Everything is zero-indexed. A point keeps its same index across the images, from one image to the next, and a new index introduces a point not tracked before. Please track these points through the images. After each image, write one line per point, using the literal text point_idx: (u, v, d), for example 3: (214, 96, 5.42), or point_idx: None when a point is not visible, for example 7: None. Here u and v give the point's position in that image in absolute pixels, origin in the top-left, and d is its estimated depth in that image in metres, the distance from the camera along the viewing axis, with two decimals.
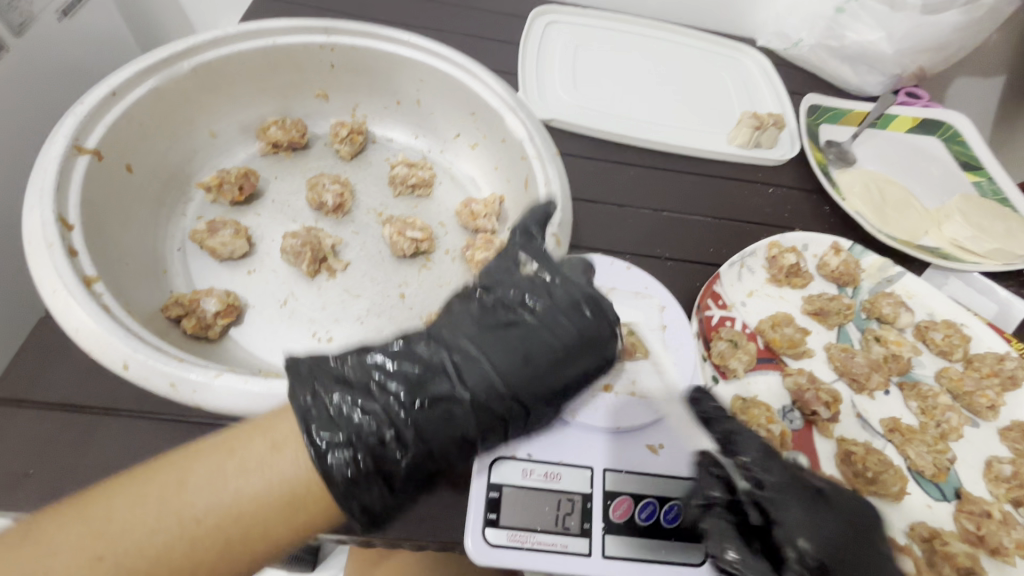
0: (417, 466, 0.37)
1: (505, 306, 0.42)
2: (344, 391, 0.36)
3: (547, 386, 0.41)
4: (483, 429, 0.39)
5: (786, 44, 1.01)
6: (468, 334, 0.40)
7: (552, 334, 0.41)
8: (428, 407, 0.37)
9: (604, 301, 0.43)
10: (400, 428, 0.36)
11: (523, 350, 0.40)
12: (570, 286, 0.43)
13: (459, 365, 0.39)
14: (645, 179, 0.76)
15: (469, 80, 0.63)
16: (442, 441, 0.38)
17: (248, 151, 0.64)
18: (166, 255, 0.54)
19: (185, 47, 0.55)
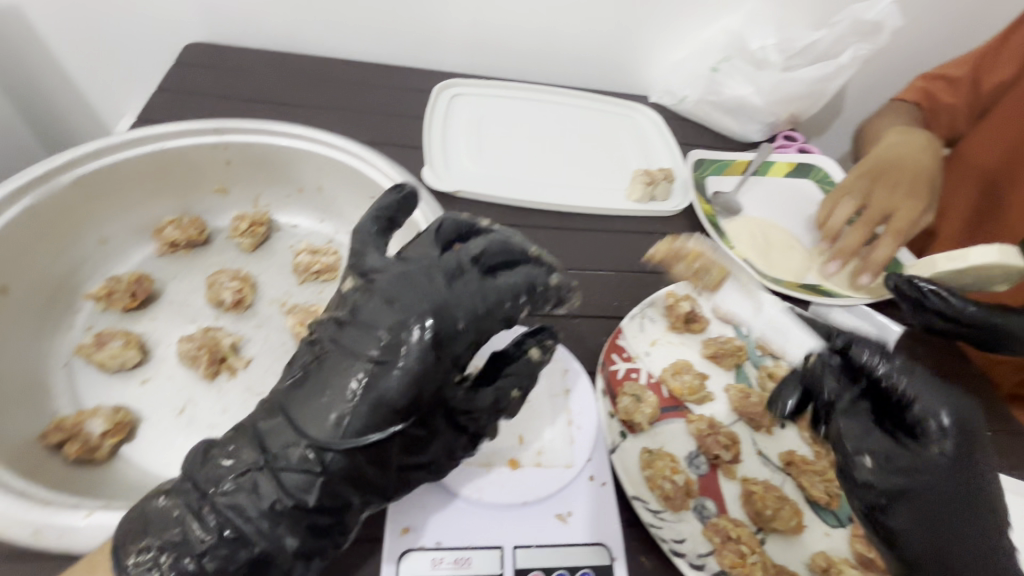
0: (276, 521, 0.38)
1: (331, 346, 0.42)
2: (161, 497, 0.39)
3: (375, 418, 0.39)
4: (295, 492, 0.39)
5: (674, 100, 1.10)
6: (288, 390, 0.42)
7: (351, 354, 0.40)
8: (229, 485, 0.39)
9: (413, 288, 0.42)
10: (258, 484, 0.39)
11: (321, 382, 0.40)
12: (385, 283, 0.43)
13: (262, 429, 0.40)
14: (552, 240, 0.80)
15: (365, 168, 0.66)
16: (249, 520, 0.38)
17: (144, 252, 0.62)
18: (50, 373, 0.52)
19: (63, 162, 0.55)
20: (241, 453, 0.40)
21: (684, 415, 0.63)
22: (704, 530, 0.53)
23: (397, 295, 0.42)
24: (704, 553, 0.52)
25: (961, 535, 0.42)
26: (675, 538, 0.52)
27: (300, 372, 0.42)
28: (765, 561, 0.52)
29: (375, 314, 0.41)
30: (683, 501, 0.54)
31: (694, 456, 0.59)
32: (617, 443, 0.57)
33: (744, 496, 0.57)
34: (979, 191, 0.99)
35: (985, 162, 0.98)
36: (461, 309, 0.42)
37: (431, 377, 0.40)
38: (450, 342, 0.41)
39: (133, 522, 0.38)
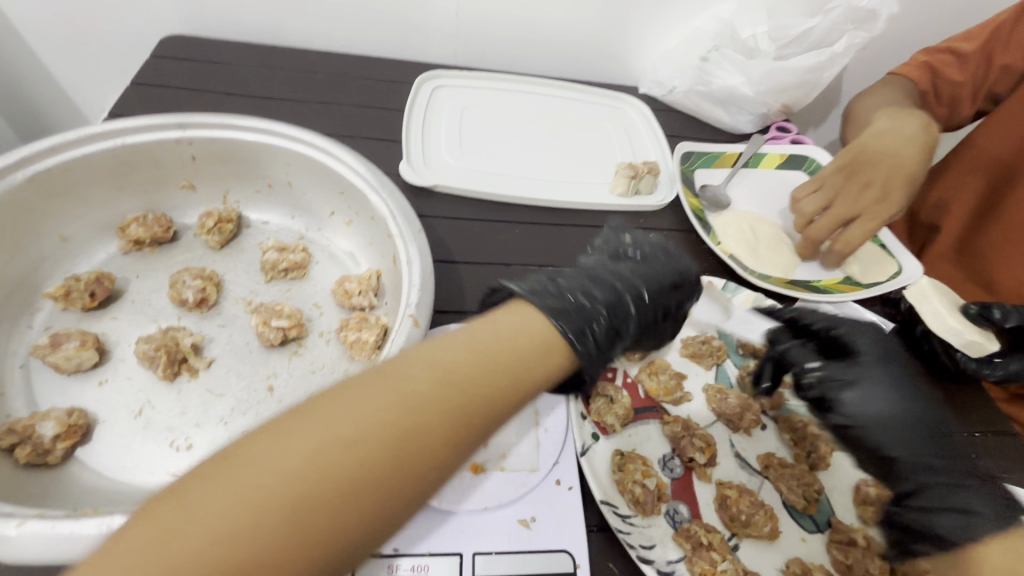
0: (609, 324, 0.43)
1: (638, 254, 0.57)
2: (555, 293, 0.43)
3: (660, 299, 0.51)
4: (642, 316, 0.48)
5: (663, 91, 1.07)
6: (608, 268, 0.52)
7: (657, 265, 0.54)
8: (614, 297, 0.46)
9: (667, 248, 0.58)
10: (606, 300, 0.45)
11: (653, 274, 0.52)
12: (655, 244, 0.59)
13: (616, 274, 0.49)
14: (531, 235, 0.79)
15: (332, 163, 0.64)
16: (614, 318, 0.44)
17: (107, 250, 0.62)
18: (5, 375, 0.51)
19: (17, 158, 0.53)
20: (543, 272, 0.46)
21: (660, 416, 0.61)
22: (675, 536, 0.52)
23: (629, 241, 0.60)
24: (673, 560, 0.50)
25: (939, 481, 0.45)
26: (644, 544, 0.50)
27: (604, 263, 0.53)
28: (736, 567, 0.50)
29: (660, 257, 0.56)
30: (653, 505, 0.53)
31: (667, 458, 0.58)
32: (589, 445, 0.56)
33: (717, 501, 0.55)
34: (990, 183, 0.95)
35: (1001, 149, 0.94)
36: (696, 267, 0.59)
37: (684, 293, 0.54)
38: (688, 284, 0.55)
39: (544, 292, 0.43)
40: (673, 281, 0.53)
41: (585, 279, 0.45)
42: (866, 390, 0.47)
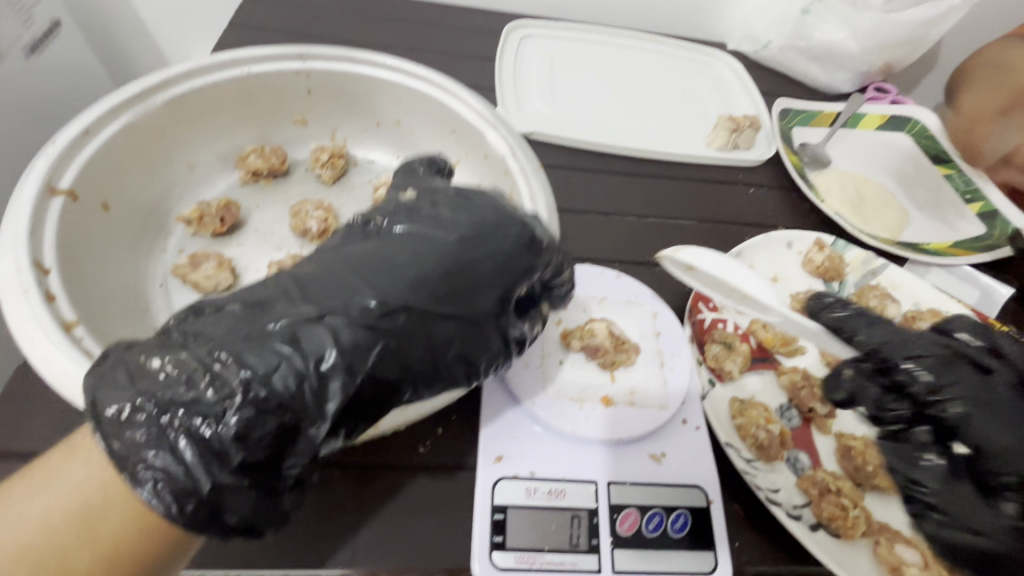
0: (258, 418, 0.32)
1: (391, 235, 0.42)
2: (208, 347, 0.33)
3: (455, 300, 0.40)
4: (351, 352, 0.36)
5: (756, 46, 1.02)
6: (357, 259, 0.40)
7: (419, 238, 0.41)
8: (267, 338, 0.34)
9: (461, 201, 0.44)
10: (277, 363, 0.33)
11: (390, 261, 0.39)
12: (457, 195, 0.45)
13: (309, 284, 0.37)
14: (629, 187, 0.77)
15: (446, 99, 0.63)
16: (280, 372, 0.33)
17: (227, 181, 0.63)
18: (147, 291, 0.53)
19: (158, 81, 0.54)
20: (197, 325, 0.35)
21: (775, 367, 0.60)
22: (799, 482, 0.50)
23: (449, 193, 0.45)
24: (799, 505, 0.49)
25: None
26: (771, 487, 0.49)
27: (358, 243, 0.42)
28: (867, 515, 0.49)
29: (468, 213, 0.43)
30: (777, 451, 0.51)
31: (785, 409, 0.57)
32: (707, 390, 0.54)
33: (839, 451, 0.54)
34: None
35: None
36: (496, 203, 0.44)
37: (516, 273, 0.42)
38: (535, 256, 0.43)
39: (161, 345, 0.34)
40: (461, 272, 0.40)
41: (210, 358, 0.33)
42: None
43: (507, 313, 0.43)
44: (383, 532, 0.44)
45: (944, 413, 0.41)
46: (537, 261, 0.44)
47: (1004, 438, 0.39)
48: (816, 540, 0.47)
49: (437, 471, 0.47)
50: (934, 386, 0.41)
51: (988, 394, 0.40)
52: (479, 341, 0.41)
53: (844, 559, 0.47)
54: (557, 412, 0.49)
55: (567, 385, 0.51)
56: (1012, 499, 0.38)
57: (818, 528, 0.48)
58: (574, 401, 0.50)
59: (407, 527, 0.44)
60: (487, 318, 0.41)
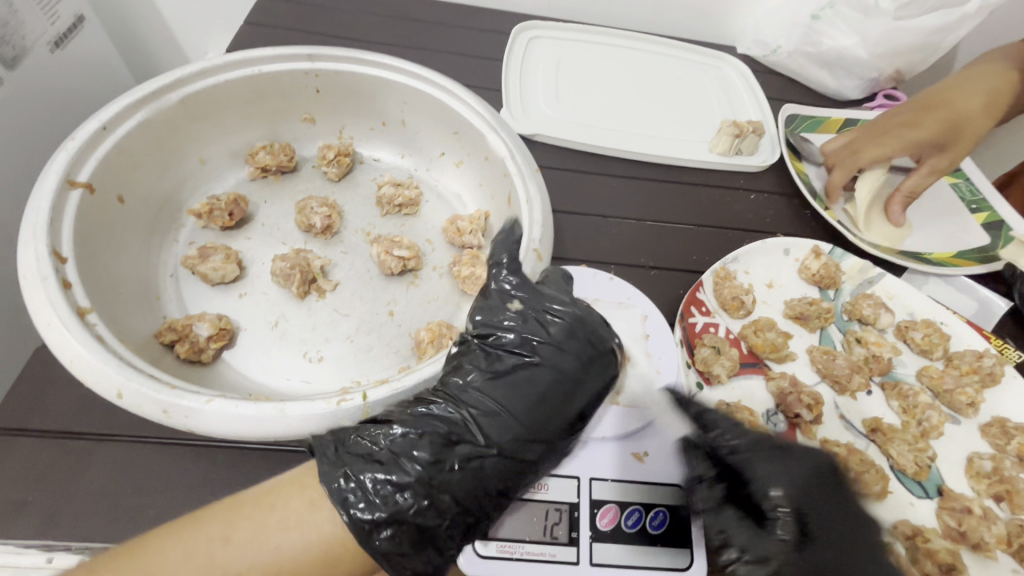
0: (451, 521, 0.39)
1: (513, 364, 0.45)
2: (388, 477, 0.38)
3: (570, 420, 0.45)
4: (517, 472, 0.42)
5: (766, 51, 1.02)
6: (496, 386, 0.44)
7: (551, 365, 0.45)
8: (456, 466, 0.39)
9: (580, 326, 0.47)
10: (480, 470, 0.41)
11: (534, 390, 0.44)
12: (567, 314, 0.47)
13: (478, 416, 0.42)
14: (629, 190, 0.78)
15: (450, 101, 0.64)
16: (473, 495, 0.40)
17: (237, 175, 0.65)
18: (158, 281, 0.56)
19: (173, 79, 0.57)
20: (402, 445, 0.39)
21: (764, 373, 0.61)
22: None
23: (557, 314, 0.47)
24: None
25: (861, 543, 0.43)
26: None
27: (491, 366, 0.45)
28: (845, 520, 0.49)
29: (578, 338, 0.46)
30: None
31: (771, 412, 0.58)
32: (694, 392, 0.56)
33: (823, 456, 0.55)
34: None
35: None
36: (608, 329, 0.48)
37: (610, 385, 0.48)
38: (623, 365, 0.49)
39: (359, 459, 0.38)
40: (577, 397, 0.45)
41: (426, 480, 0.38)
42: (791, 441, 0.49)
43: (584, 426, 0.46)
44: None
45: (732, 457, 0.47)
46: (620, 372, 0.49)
47: (765, 471, 0.46)
48: None
49: None
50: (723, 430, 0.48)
51: (767, 445, 0.47)
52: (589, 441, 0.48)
53: None
54: None
55: None
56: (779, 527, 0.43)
57: None
58: None
59: None
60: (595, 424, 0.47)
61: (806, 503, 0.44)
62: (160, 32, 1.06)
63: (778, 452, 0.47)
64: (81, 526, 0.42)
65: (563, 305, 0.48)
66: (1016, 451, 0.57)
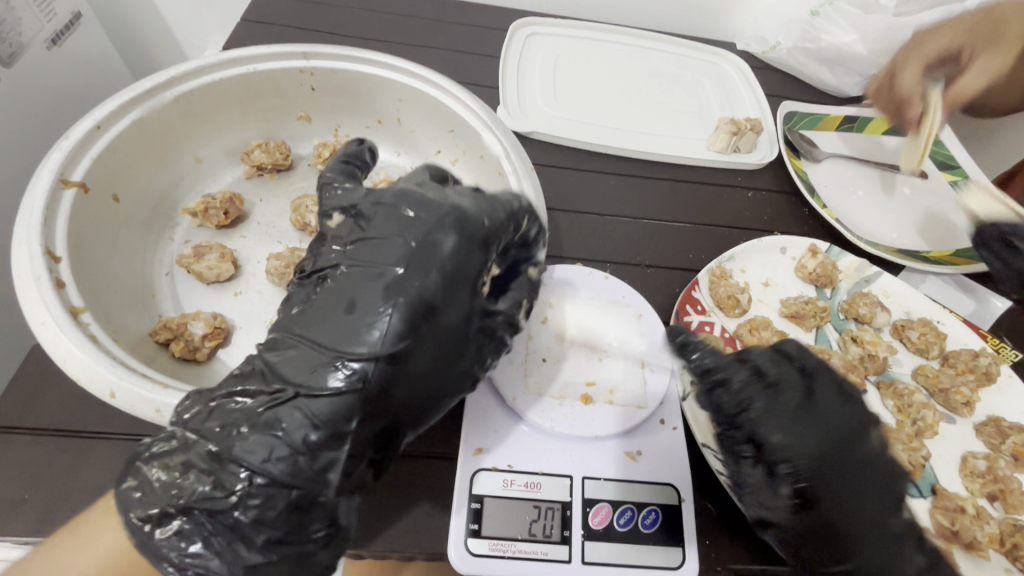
0: (267, 502, 0.35)
1: (338, 274, 0.41)
2: (169, 455, 0.37)
3: (420, 338, 0.39)
4: (331, 421, 0.37)
5: (765, 48, 1.01)
6: (297, 318, 0.40)
7: (370, 266, 0.40)
8: (247, 429, 0.36)
9: (416, 205, 0.42)
10: (277, 421, 0.36)
11: (346, 297, 0.39)
12: (412, 214, 0.41)
13: (274, 362, 0.38)
14: (626, 188, 0.78)
15: (446, 100, 0.64)
16: (271, 460, 0.35)
17: (233, 174, 0.65)
18: (154, 280, 0.56)
19: (167, 77, 0.57)
20: (197, 422, 0.37)
21: None
22: None
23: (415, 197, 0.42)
24: None
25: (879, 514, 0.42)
26: None
27: (303, 302, 0.41)
28: None
29: (390, 228, 0.41)
30: None
31: None
32: (687, 391, 0.54)
33: None
34: None
35: None
36: (482, 211, 0.43)
37: (469, 279, 0.41)
38: (485, 254, 0.42)
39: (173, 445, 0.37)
40: (417, 306, 0.39)
41: (214, 458, 0.36)
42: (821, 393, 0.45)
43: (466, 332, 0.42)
44: (370, 516, 0.46)
45: (750, 427, 0.43)
46: (489, 257, 0.43)
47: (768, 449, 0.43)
48: None
49: (422, 461, 0.49)
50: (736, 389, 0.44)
51: (788, 406, 0.43)
52: (462, 346, 0.42)
53: None
54: (538, 408, 0.51)
55: (550, 382, 0.53)
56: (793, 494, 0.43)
57: None
58: (555, 398, 0.52)
59: (391, 515, 0.46)
60: (455, 333, 0.41)
61: (825, 471, 0.42)
62: (158, 30, 1.06)
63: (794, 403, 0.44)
64: None
65: (417, 191, 0.43)
66: (1011, 451, 0.57)
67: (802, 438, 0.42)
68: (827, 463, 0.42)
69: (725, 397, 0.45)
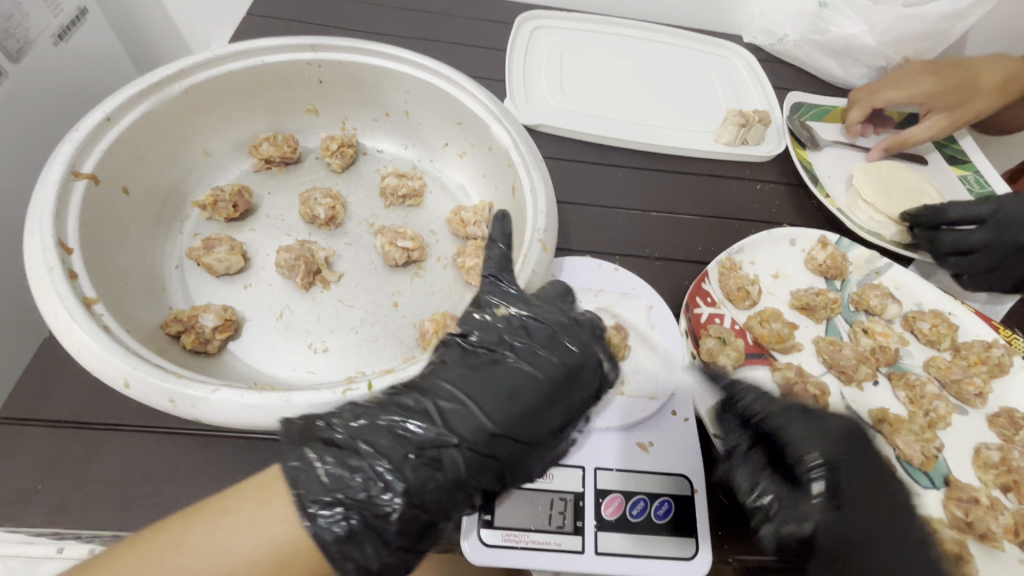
0: (408, 520, 0.37)
1: (495, 358, 0.43)
2: (337, 450, 0.36)
3: (534, 429, 0.41)
4: (474, 471, 0.39)
5: (772, 40, 1.00)
6: (457, 376, 0.42)
7: (522, 364, 0.43)
8: (419, 452, 0.38)
9: (571, 329, 0.45)
10: (443, 459, 0.38)
11: (502, 382, 0.41)
12: (551, 322, 0.45)
13: (444, 405, 0.40)
14: (634, 180, 0.77)
15: (454, 92, 0.64)
16: (430, 487, 0.37)
17: (241, 167, 0.65)
18: (164, 272, 0.56)
19: (176, 70, 0.56)
20: (361, 432, 0.38)
21: (769, 363, 0.61)
22: None
23: (574, 328, 0.46)
24: None
25: (886, 533, 0.44)
26: None
27: (462, 363, 0.43)
28: None
29: (548, 336, 0.44)
30: None
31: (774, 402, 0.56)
32: (699, 383, 0.55)
33: None
34: None
35: None
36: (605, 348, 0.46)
37: (585, 402, 0.44)
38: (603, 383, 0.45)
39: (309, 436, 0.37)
40: (546, 410, 0.42)
41: (386, 465, 0.37)
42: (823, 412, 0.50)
43: (559, 438, 0.43)
44: None
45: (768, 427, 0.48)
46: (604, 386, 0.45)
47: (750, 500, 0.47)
48: None
49: None
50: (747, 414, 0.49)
51: (795, 408, 0.49)
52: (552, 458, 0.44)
53: None
54: None
55: None
56: (812, 489, 0.46)
57: None
58: None
59: None
60: (559, 440, 0.43)
61: (845, 477, 0.46)
62: (163, 27, 1.06)
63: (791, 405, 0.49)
64: (90, 514, 0.43)
65: (582, 324, 0.46)
66: None
67: (810, 431, 0.48)
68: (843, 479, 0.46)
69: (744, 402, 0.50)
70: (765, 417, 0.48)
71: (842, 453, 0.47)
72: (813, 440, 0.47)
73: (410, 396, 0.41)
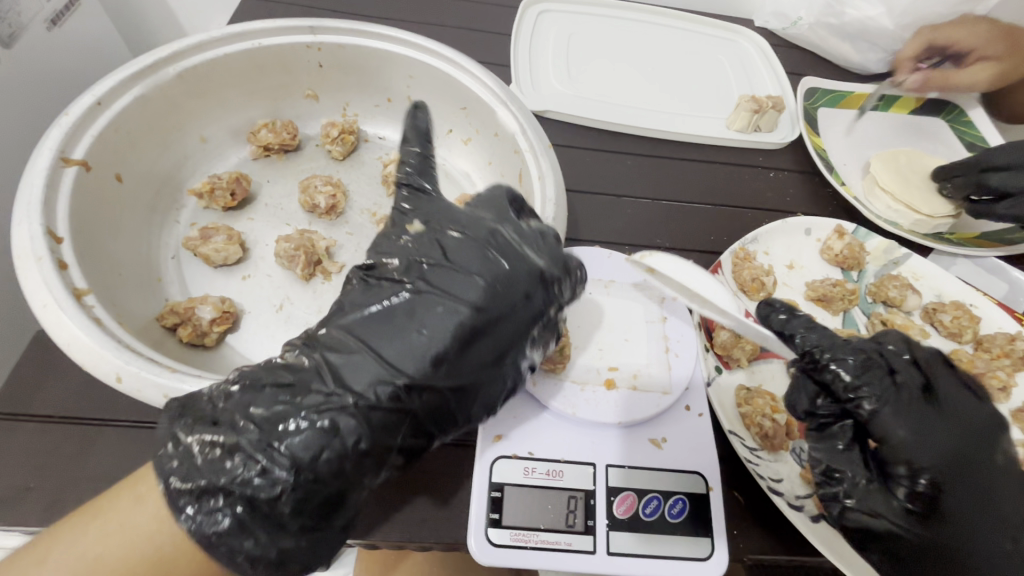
0: (307, 495, 0.35)
1: (412, 290, 0.41)
2: (209, 433, 0.35)
3: (468, 355, 0.40)
4: (379, 433, 0.37)
5: (785, 24, 0.97)
6: (357, 321, 0.40)
7: (443, 295, 0.40)
8: (304, 423, 0.35)
9: (496, 242, 0.42)
10: (337, 425, 0.36)
11: (412, 319, 0.39)
12: (472, 234, 0.43)
13: (338, 363, 0.37)
14: (643, 168, 0.75)
15: (458, 75, 0.62)
16: (324, 458, 0.35)
17: (239, 155, 0.63)
18: (160, 263, 0.55)
19: (169, 52, 0.54)
20: (239, 402, 0.36)
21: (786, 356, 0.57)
22: (804, 473, 0.48)
23: (514, 240, 0.43)
24: (802, 496, 0.47)
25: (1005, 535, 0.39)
26: (773, 477, 0.48)
27: (370, 305, 0.41)
28: None
29: (468, 255, 0.42)
30: (782, 441, 0.49)
31: None
32: (713, 377, 0.54)
33: None
34: None
35: None
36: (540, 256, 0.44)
37: (526, 316, 0.42)
38: (545, 293, 0.43)
39: (213, 410, 0.37)
40: (483, 328, 0.40)
41: (265, 445, 0.35)
42: (939, 387, 0.42)
43: (499, 364, 0.41)
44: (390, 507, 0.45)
45: (860, 410, 0.40)
46: (548, 297, 0.43)
47: (904, 431, 0.39)
48: (817, 532, 0.45)
49: (439, 450, 0.48)
50: (857, 389, 0.40)
51: (897, 394, 0.40)
52: (499, 385, 0.42)
53: (844, 553, 0.45)
54: (557, 393, 0.49)
55: (571, 367, 0.51)
56: (905, 487, 0.39)
57: (821, 519, 0.46)
58: (576, 384, 0.50)
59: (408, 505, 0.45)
60: (502, 361, 0.41)
61: (949, 475, 0.39)
62: (160, 13, 1.04)
63: (900, 377, 0.41)
64: None
65: (513, 229, 0.44)
66: None
67: (912, 419, 0.39)
68: (953, 470, 0.39)
69: (870, 378, 0.40)
70: (867, 404, 0.40)
71: (949, 453, 0.39)
72: (918, 420, 0.39)
73: (301, 359, 0.38)
